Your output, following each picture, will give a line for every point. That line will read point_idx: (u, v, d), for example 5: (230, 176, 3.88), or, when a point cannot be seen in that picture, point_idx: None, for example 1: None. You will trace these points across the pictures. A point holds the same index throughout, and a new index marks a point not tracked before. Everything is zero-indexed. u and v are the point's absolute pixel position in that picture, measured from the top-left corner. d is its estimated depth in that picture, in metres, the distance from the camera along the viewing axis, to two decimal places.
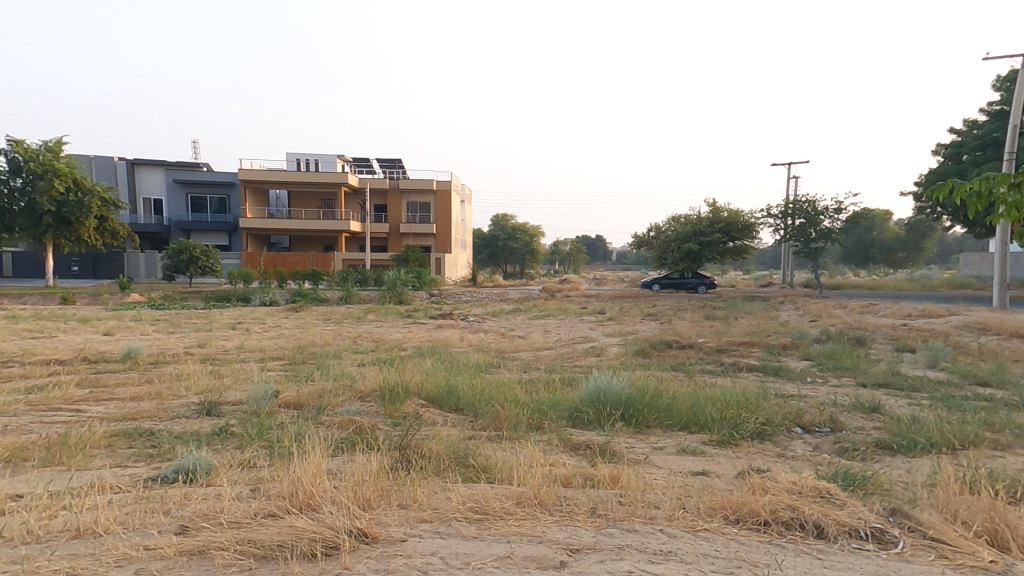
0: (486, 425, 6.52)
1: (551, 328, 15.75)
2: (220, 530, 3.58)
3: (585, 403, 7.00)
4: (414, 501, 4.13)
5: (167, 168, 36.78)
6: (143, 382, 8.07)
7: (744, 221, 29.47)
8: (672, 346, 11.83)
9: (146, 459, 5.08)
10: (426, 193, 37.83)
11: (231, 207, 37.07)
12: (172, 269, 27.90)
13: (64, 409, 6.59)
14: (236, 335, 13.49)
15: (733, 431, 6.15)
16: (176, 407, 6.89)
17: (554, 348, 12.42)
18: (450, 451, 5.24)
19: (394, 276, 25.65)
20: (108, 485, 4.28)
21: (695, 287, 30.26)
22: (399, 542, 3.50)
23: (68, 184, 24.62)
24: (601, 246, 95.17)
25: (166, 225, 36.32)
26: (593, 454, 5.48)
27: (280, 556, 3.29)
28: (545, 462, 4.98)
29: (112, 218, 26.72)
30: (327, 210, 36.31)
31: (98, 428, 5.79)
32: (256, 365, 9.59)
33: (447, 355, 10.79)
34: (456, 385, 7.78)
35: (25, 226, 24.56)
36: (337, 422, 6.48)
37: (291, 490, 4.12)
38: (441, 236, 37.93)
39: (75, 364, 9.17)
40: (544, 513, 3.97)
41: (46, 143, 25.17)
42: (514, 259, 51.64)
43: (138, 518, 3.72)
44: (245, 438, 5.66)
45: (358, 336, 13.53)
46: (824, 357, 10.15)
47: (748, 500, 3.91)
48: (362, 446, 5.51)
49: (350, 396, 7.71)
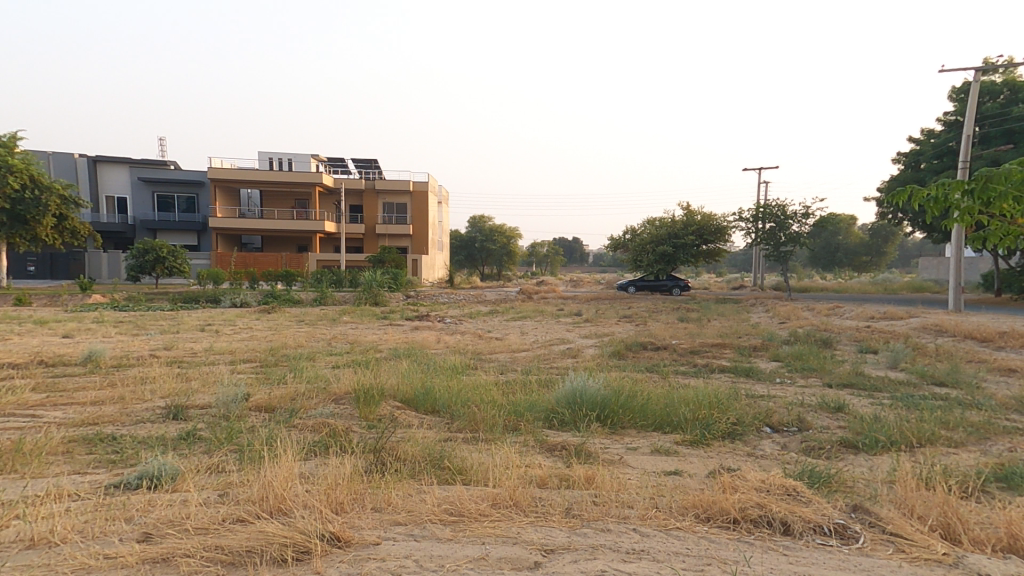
0: (463, 426, 6.50)
1: (528, 330, 15.77)
2: (186, 536, 3.50)
3: (561, 404, 7.03)
4: (389, 504, 4.11)
5: (132, 165, 35.64)
6: (104, 386, 7.80)
7: (717, 224, 29.99)
8: (647, 348, 11.93)
9: (107, 465, 4.93)
10: (402, 194, 37.48)
11: (200, 206, 36.23)
12: (137, 269, 27.05)
13: (18, 415, 6.34)
14: (205, 337, 13.12)
15: (706, 431, 6.27)
16: (139, 411, 6.70)
17: (530, 350, 12.44)
18: (426, 453, 5.22)
19: (369, 277, 25.42)
20: (66, 493, 4.14)
21: (669, 289, 30.46)
22: (372, 545, 3.47)
23: (24, 181, 23.70)
24: (577, 248, 95.85)
25: (131, 224, 35.23)
26: (569, 455, 5.52)
27: (249, 561, 3.23)
28: (521, 464, 4.99)
29: (71, 216, 25.83)
30: (300, 210, 35.74)
31: (55, 434, 5.59)
32: (225, 368, 9.35)
33: (423, 357, 10.73)
34: (432, 387, 7.73)
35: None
36: (310, 425, 6.37)
37: (262, 495, 4.04)
38: (417, 237, 37.68)
39: (31, 368, 8.81)
40: (519, 514, 3.98)
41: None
42: (492, 262, 51.54)
43: (97, 526, 3.60)
44: (213, 443, 5.54)
45: (332, 338, 13.30)
46: (793, 358, 10.41)
47: (718, 499, 3.99)
48: (335, 449, 5.43)
49: (323, 399, 7.59)
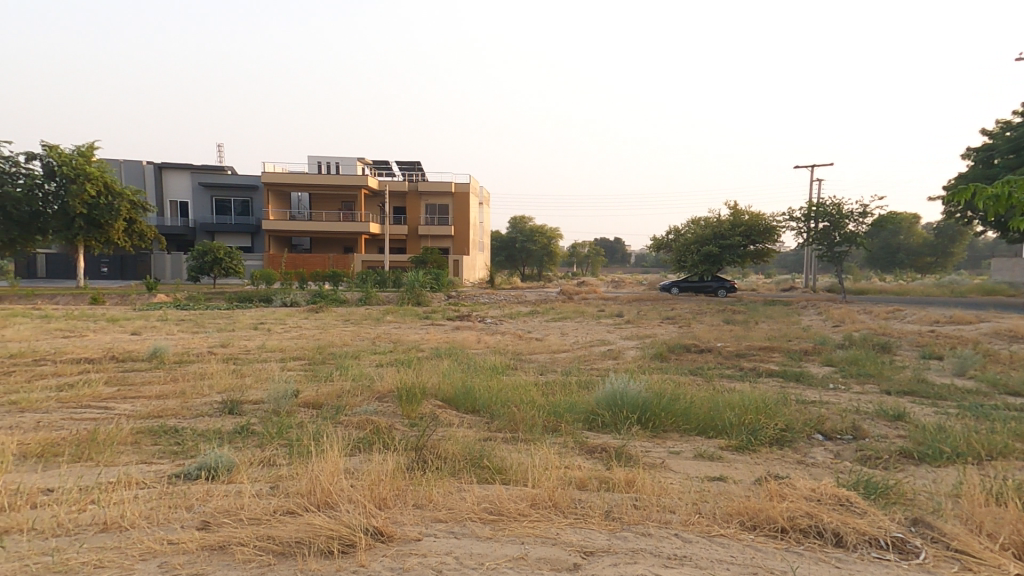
0: (502, 427, 6.53)
1: (568, 331, 15.70)
2: (241, 525, 3.67)
3: (601, 406, 6.96)
4: (430, 501, 4.18)
5: (193, 171, 37.57)
6: (167, 380, 8.27)
7: (766, 224, 28.97)
8: (691, 350, 11.68)
9: (170, 456, 5.22)
10: (443, 194, 37.99)
11: (255, 209, 37.94)
12: (198, 270, 28.52)
13: (92, 406, 6.81)
14: (258, 335, 13.70)
15: (752, 437, 6.05)
16: (199, 405, 7.06)
17: (570, 351, 12.39)
18: (466, 452, 5.29)
19: (412, 277, 25.83)
20: (134, 481, 4.43)
21: (715, 290, 29.84)
22: (414, 541, 3.55)
23: (99, 188, 25.35)
24: (619, 248, 94.87)
25: (192, 227, 37.18)
26: (609, 458, 5.47)
27: (297, 553, 3.36)
28: (561, 465, 5.00)
29: (140, 220, 27.51)
30: (347, 211, 36.75)
31: (125, 425, 5.97)
32: (276, 365, 9.74)
33: (464, 357, 10.84)
34: (472, 387, 7.82)
35: (57, 228, 25.19)
36: (355, 421, 6.57)
37: (309, 488, 4.21)
38: (458, 237, 38.11)
39: (104, 363, 9.46)
40: (558, 516, 3.97)
41: (79, 148, 25.94)
42: (532, 262, 51.52)
43: (162, 513, 3.83)
44: (265, 437, 5.79)
45: (376, 337, 13.64)
46: (847, 363, 9.93)
47: (765, 507, 3.86)
48: (379, 446, 5.59)
49: (368, 396, 7.83)
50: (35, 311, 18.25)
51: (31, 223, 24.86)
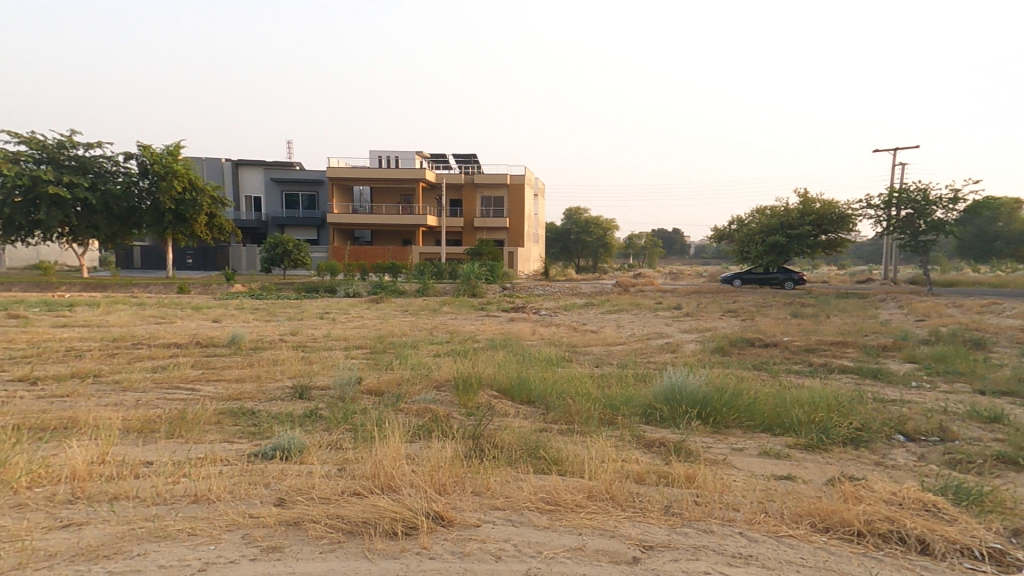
0: (558, 418, 6.51)
1: (624, 323, 15.42)
2: (313, 504, 3.86)
3: (658, 400, 6.78)
4: (487, 489, 4.23)
5: (264, 167, 39.65)
6: (244, 365, 8.81)
7: (840, 211, 27.27)
8: (755, 344, 11.18)
9: (249, 436, 5.57)
10: (498, 187, 38.21)
11: (320, 203, 39.63)
12: (269, 261, 30.19)
13: (181, 387, 7.37)
14: (324, 324, 14.35)
15: (824, 436, 5.73)
16: (274, 389, 7.50)
17: (626, 344, 12.18)
18: (522, 442, 5.31)
19: (468, 269, 26.19)
20: (218, 458, 4.75)
21: (781, 282, 28.84)
22: (473, 527, 3.61)
23: (184, 184, 27.17)
24: (678, 239, 92.28)
25: (264, 221, 39.37)
26: (667, 452, 5.34)
27: (364, 532, 3.49)
28: (618, 458, 4.92)
29: (220, 213, 29.35)
30: (405, 204, 37.70)
31: (209, 406, 6.42)
32: (341, 353, 10.17)
33: (519, 348, 10.90)
34: (528, 378, 7.83)
35: (150, 223, 27.34)
36: (415, 409, 6.75)
37: (373, 471, 4.35)
38: (513, 229, 38.29)
39: (190, 347, 10.22)
40: (615, 509, 3.92)
41: (168, 147, 27.84)
42: (587, 254, 51.03)
43: (243, 488, 4.08)
44: (332, 422, 6.05)
45: (434, 327, 13.95)
46: (933, 361, 9.19)
47: (839, 509, 3.66)
48: (438, 433, 5.71)
49: (427, 385, 8.03)
50: (130, 299, 19.96)
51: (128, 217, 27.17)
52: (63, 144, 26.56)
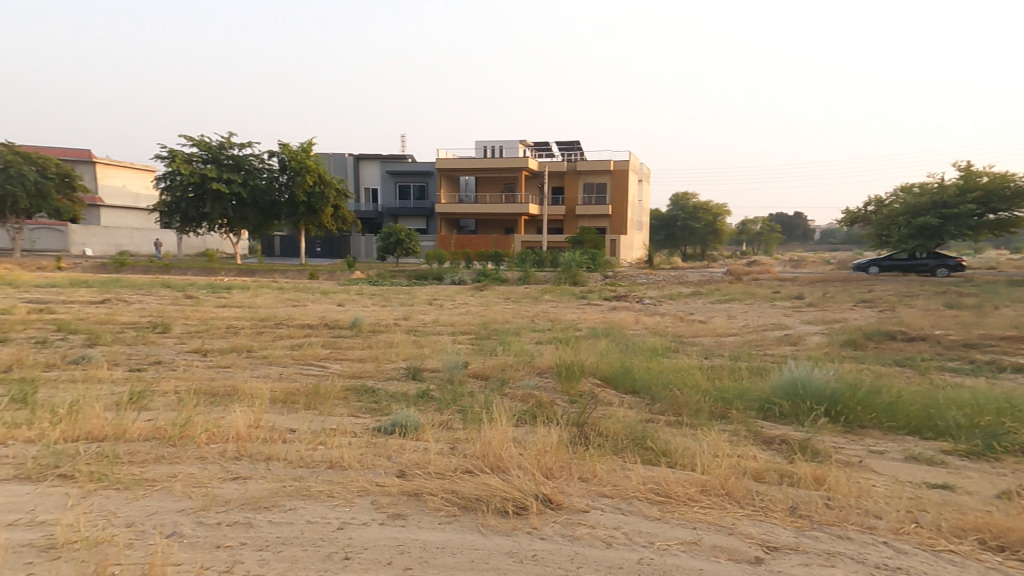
0: (665, 410, 6.22)
1: (736, 313, 14.46)
2: (429, 478, 4.02)
3: (778, 395, 6.22)
4: (595, 475, 4.14)
5: (381, 160, 42.32)
6: (365, 346, 9.51)
7: (1014, 186, 23.11)
8: (896, 338, 9.90)
9: (370, 412, 5.98)
10: (602, 173, 37.56)
11: (430, 193, 41.58)
12: (385, 250, 32.34)
13: (313, 364, 8.14)
14: (432, 310, 15.05)
15: (991, 442, 4.93)
16: (390, 369, 8.01)
17: (740, 335, 11.39)
18: (629, 431, 5.14)
19: (569, 257, 26.11)
20: (346, 430, 5.13)
21: (931, 269, 25.44)
22: (582, 512, 3.55)
23: (315, 178, 29.82)
24: (801, 224, 84.49)
25: (380, 212, 42.17)
26: (791, 451, 4.89)
27: (477, 508, 3.57)
28: (734, 454, 4.59)
29: (343, 205, 31.96)
30: (508, 193, 38.40)
31: (336, 382, 7.02)
32: (448, 338, 10.60)
33: (622, 337, 10.63)
34: (632, 367, 7.59)
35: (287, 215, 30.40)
36: (519, 394, 6.82)
37: (483, 451, 4.44)
38: (616, 217, 37.51)
39: (319, 328, 11.23)
40: (733, 505, 3.65)
41: (302, 144, 30.61)
42: (694, 241, 48.62)
43: (368, 459, 4.37)
44: (441, 403, 6.30)
45: (535, 315, 14.05)
46: None
47: (1018, 528, 3.12)
48: (542, 419, 5.72)
49: (530, 371, 8.10)
50: (271, 284, 22.44)
51: (269, 209, 30.34)
52: (223, 145, 30.22)
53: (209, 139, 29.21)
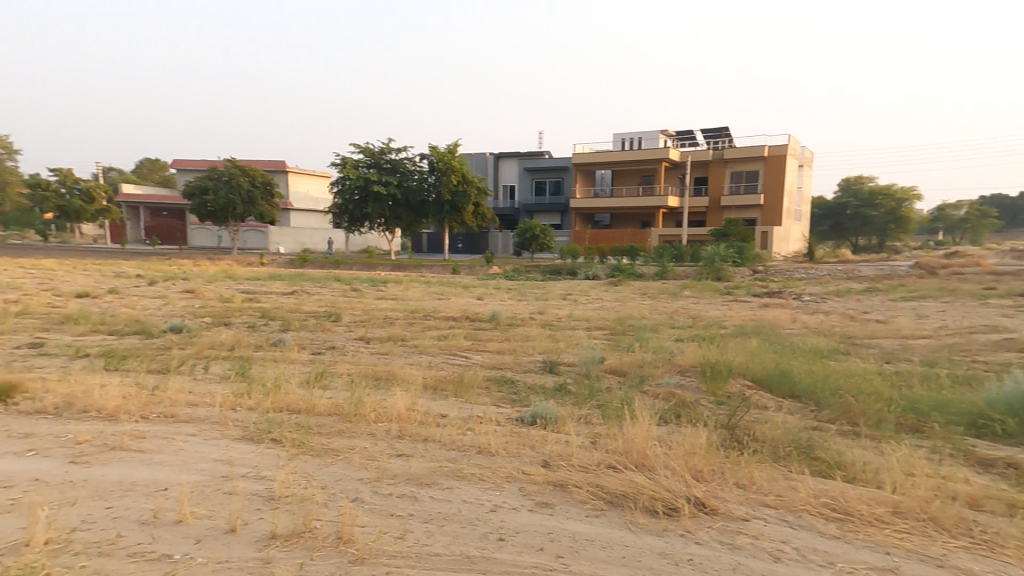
0: (835, 418, 5.52)
1: (928, 314, 12.40)
2: (573, 470, 4.00)
3: (996, 410, 5.20)
4: (753, 483, 3.80)
5: (519, 158, 43.72)
6: (503, 339, 9.84)
7: None
8: None
9: (510, 402, 6.14)
10: (754, 160, 34.81)
11: (565, 188, 41.91)
12: (520, 245, 33.34)
13: (456, 354, 8.62)
14: (567, 305, 15.11)
15: None
16: (527, 362, 8.19)
17: (934, 338, 9.74)
18: (790, 439, 4.65)
19: (713, 251, 24.63)
20: (489, 419, 5.30)
21: None
22: (741, 521, 3.27)
23: (459, 177, 31.85)
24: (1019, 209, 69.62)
25: (517, 208, 43.56)
26: (1015, 478, 4.04)
27: (625, 505, 3.47)
28: (932, 474, 3.91)
29: (484, 203, 33.65)
30: (646, 185, 37.30)
31: (478, 372, 7.34)
32: (583, 333, 10.55)
33: (776, 336, 9.69)
34: (789, 369, 6.87)
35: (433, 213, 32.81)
36: (660, 393, 6.53)
37: (626, 448, 4.30)
38: (768, 206, 34.59)
39: (461, 321, 11.87)
40: (936, 533, 3.11)
41: (449, 146, 32.67)
42: (870, 231, 43.00)
43: (513, 447, 4.46)
44: (579, 397, 6.25)
45: (674, 312, 13.43)
46: None
47: None
48: (688, 420, 5.40)
49: (670, 369, 7.74)
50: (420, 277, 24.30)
51: (419, 208, 32.92)
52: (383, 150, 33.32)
53: (374, 146, 31.83)
